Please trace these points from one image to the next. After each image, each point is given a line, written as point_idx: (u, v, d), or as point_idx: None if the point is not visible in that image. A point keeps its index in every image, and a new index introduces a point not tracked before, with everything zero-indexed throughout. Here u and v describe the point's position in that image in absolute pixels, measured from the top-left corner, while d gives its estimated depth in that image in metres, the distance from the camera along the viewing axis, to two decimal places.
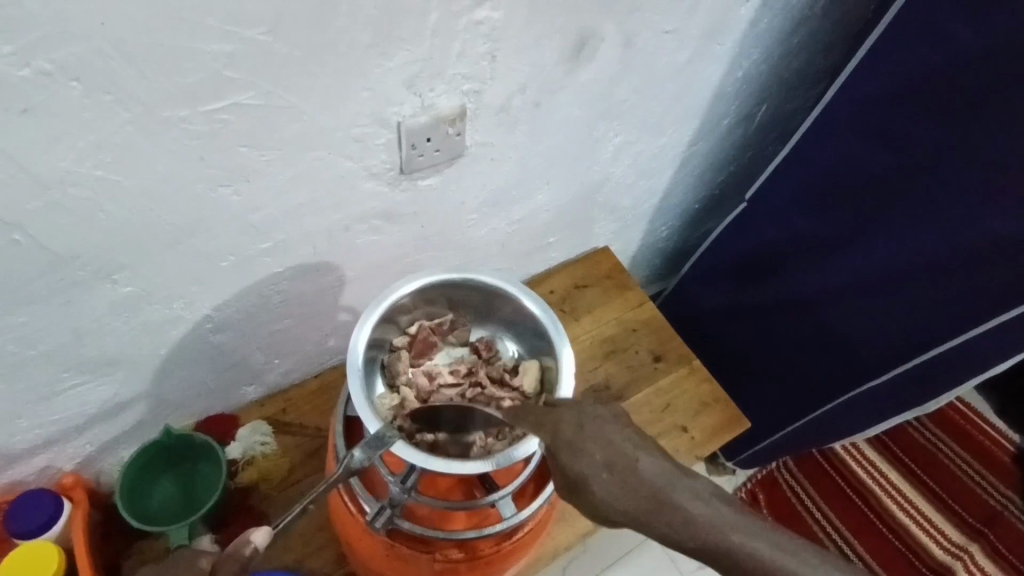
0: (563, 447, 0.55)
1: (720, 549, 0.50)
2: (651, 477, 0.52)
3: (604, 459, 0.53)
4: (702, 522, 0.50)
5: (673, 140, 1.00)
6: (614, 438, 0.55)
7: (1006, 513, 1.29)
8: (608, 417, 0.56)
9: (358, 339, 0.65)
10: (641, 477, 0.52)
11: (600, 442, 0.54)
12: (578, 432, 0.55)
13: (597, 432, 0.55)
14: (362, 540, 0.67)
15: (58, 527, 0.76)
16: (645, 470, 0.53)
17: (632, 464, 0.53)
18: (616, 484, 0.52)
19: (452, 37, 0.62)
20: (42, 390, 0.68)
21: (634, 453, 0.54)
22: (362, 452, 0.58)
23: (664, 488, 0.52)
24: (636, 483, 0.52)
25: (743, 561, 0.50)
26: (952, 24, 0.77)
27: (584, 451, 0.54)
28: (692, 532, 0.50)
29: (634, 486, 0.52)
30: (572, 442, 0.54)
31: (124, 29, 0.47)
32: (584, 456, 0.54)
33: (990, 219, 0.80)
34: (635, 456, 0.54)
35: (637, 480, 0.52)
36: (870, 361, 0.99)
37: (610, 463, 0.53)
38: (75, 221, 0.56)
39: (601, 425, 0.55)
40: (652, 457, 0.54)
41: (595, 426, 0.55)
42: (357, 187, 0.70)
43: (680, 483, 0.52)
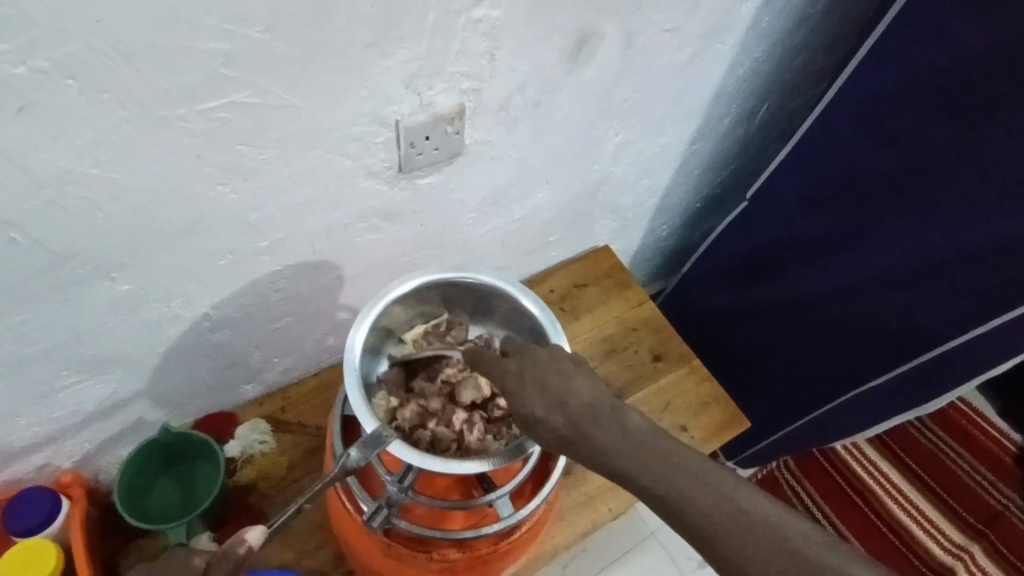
0: (539, 398, 0.55)
1: (674, 496, 0.46)
2: (600, 425, 0.51)
3: (580, 411, 0.52)
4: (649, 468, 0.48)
5: (674, 138, 1.00)
6: (566, 389, 0.54)
7: (1006, 513, 1.28)
8: (568, 369, 0.56)
9: (355, 339, 0.65)
10: (613, 430, 0.50)
11: (552, 392, 0.54)
12: (535, 386, 0.55)
13: (552, 382, 0.55)
14: (360, 539, 0.67)
15: (57, 525, 0.76)
16: (596, 414, 0.52)
17: (581, 410, 0.52)
18: (564, 429, 0.52)
19: (452, 36, 0.62)
20: (41, 388, 0.68)
21: (585, 401, 0.53)
22: (359, 451, 0.58)
23: (610, 435, 0.50)
24: (584, 430, 0.51)
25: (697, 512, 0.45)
26: (955, 23, 0.77)
27: (535, 399, 0.55)
28: (639, 476, 0.48)
29: (580, 432, 0.51)
30: (549, 395, 0.54)
31: (121, 27, 0.46)
32: (561, 408, 0.53)
33: (991, 219, 0.80)
34: (586, 403, 0.53)
35: (585, 427, 0.51)
36: (871, 361, 0.99)
37: (585, 414, 0.52)
38: (72, 220, 0.56)
39: (557, 375, 0.55)
40: (604, 404, 0.52)
41: (551, 378, 0.55)
42: (355, 185, 0.70)
43: (633, 428, 0.50)
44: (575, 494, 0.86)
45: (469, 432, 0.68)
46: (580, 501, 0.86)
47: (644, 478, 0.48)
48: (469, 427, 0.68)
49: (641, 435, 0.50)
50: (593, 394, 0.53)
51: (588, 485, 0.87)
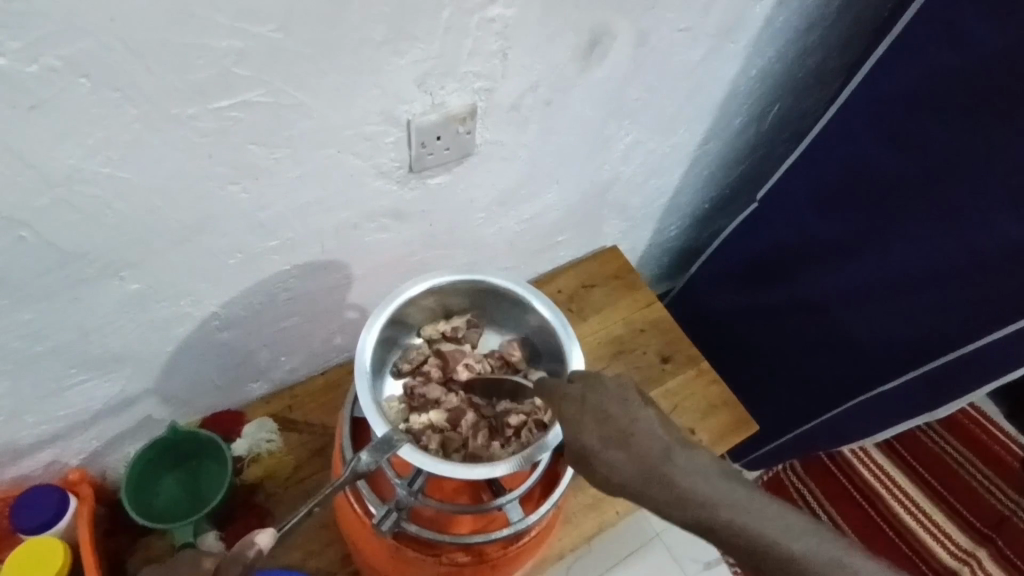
0: (599, 434, 0.55)
1: (753, 550, 0.50)
2: (673, 467, 0.53)
3: (647, 451, 0.54)
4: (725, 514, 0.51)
5: (684, 139, 0.99)
6: (633, 423, 0.55)
7: (1014, 518, 1.28)
8: (633, 404, 0.56)
9: (365, 342, 0.64)
10: (683, 472, 0.53)
11: (620, 429, 0.55)
12: (599, 420, 0.56)
13: (618, 417, 0.56)
14: (368, 541, 0.66)
15: (64, 522, 0.76)
16: (668, 457, 0.53)
17: (651, 451, 0.54)
18: (635, 471, 0.53)
19: (465, 35, 0.62)
20: (49, 385, 0.68)
21: (653, 442, 0.54)
22: (370, 455, 0.58)
23: (687, 480, 0.52)
24: (653, 472, 0.53)
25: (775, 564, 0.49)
26: (973, 25, 0.76)
27: (598, 437, 0.55)
28: (716, 523, 0.51)
29: (657, 477, 0.53)
30: (612, 430, 0.55)
31: (133, 25, 0.46)
32: (626, 446, 0.54)
33: (1006, 225, 0.79)
34: (654, 442, 0.54)
35: (659, 470, 0.53)
36: (881, 365, 0.98)
37: (654, 454, 0.53)
38: (82, 218, 0.56)
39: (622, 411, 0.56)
40: (671, 446, 0.54)
41: (616, 413, 0.56)
42: (365, 185, 0.70)
43: (705, 476, 0.52)
44: (582, 496, 0.86)
45: (474, 438, 0.68)
46: (587, 504, 0.85)
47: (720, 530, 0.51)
48: (475, 430, 0.68)
49: (715, 485, 0.52)
50: (659, 436, 0.55)
51: (595, 487, 0.86)
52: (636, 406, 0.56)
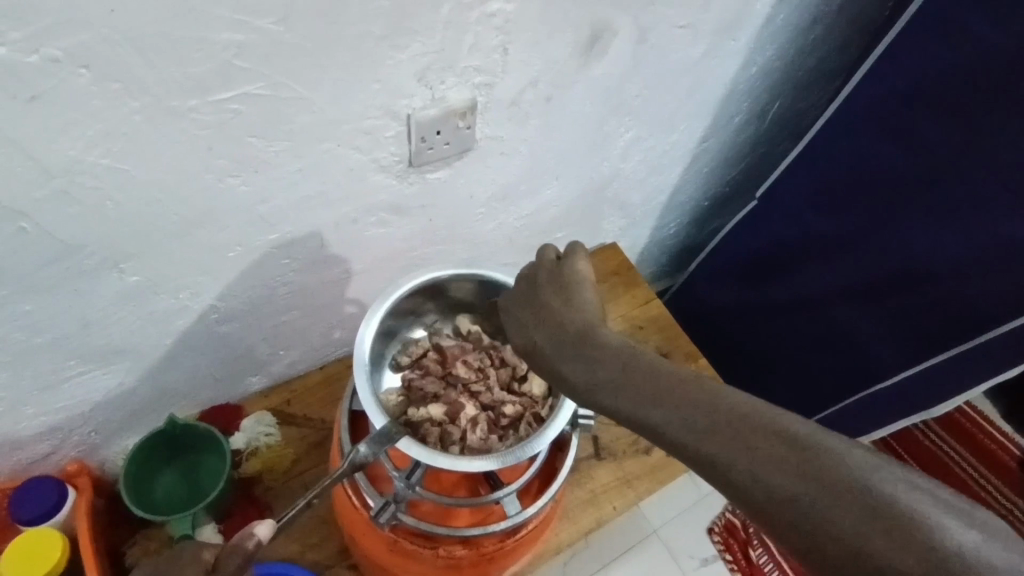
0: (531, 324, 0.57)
1: (722, 459, 0.40)
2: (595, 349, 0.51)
3: (571, 335, 0.54)
4: (682, 415, 0.43)
5: (684, 136, 0.99)
6: (551, 314, 0.56)
7: (1011, 518, 1.27)
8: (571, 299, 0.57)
9: (364, 336, 0.64)
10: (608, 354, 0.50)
11: (533, 317, 0.57)
12: (525, 316, 0.58)
13: (539, 311, 0.57)
14: (366, 534, 0.67)
15: (63, 515, 0.76)
16: (579, 340, 0.53)
17: (556, 331, 0.55)
18: (572, 369, 0.52)
19: (464, 30, 0.62)
20: (48, 377, 0.68)
21: (566, 322, 0.55)
22: (369, 447, 0.58)
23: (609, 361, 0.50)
24: (593, 376, 0.50)
25: (740, 464, 0.40)
26: (973, 23, 0.76)
27: (520, 332, 0.58)
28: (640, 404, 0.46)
29: (603, 389, 0.49)
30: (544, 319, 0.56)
31: (134, 18, 0.46)
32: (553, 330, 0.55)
33: (1004, 223, 0.79)
34: (564, 325, 0.55)
35: (563, 352, 0.53)
36: (879, 363, 0.98)
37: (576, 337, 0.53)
38: (82, 210, 0.56)
39: (536, 299, 0.59)
40: (583, 324, 0.54)
41: (534, 306, 0.58)
42: (365, 179, 0.70)
43: (620, 353, 0.50)
44: (580, 491, 0.87)
45: (471, 432, 0.67)
46: (585, 499, 0.86)
47: (680, 435, 0.43)
48: (472, 425, 0.68)
49: (669, 385, 0.45)
50: (572, 316, 0.55)
51: (593, 483, 0.87)
52: (557, 291, 0.58)
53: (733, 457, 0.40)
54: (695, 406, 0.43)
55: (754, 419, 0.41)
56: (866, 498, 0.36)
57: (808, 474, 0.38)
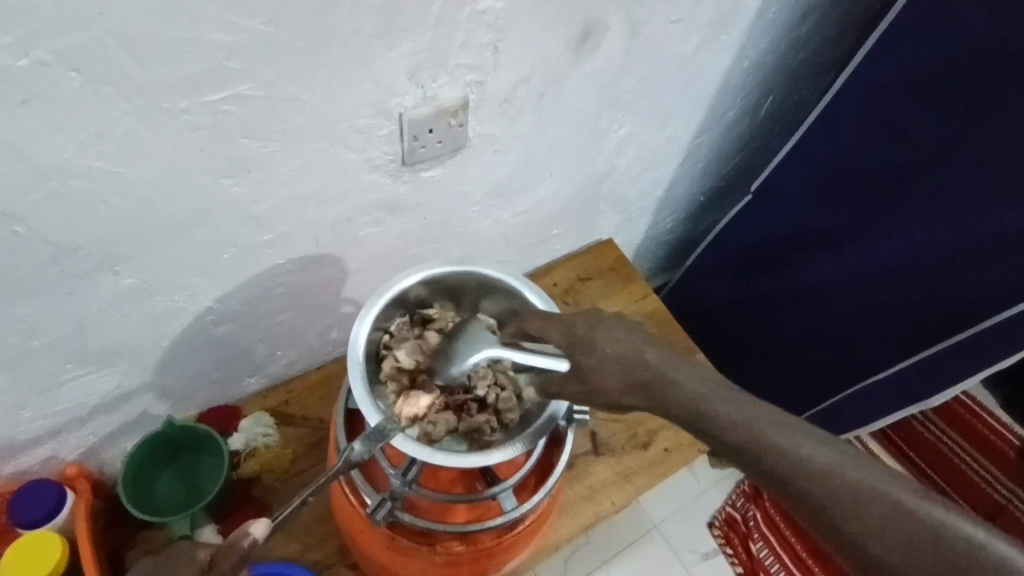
0: (591, 357, 0.59)
1: (830, 511, 0.48)
2: (677, 370, 0.57)
3: (641, 364, 0.58)
4: (833, 480, 0.49)
5: (678, 131, 0.99)
6: (608, 342, 0.59)
7: (1010, 507, 1.28)
8: (619, 330, 0.60)
9: (358, 333, 0.64)
10: (694, 381, 0.56)
11: (598, 346, 0.59)
12: (575, 342, 0.61)
13: (615, 343, 0.59)
14: (364, 531, 0.67)
15: (62, 516, 0.76)
16: (697, 379, 0.56)
17: (627, 360, 0.58)
18: (693, 407, 0.55)
19: (456, 27, 0.62)
20: (46, 380, 0.68)
21: (625, 353, 0.58)
22: (363, 444, 0.58)
23: (698, 389, 0.55)
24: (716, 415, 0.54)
25: (889, 529, 0.47)
26: (966, 14, 0.76)
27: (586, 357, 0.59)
28: (737, 433, 0.52)
29: (748, 434, 0.52)
30: (595, 348, 0.59)
31: (124, 19, 0.46)
32: (614, 360, 0.59)
33: (998, 213, 0.79)
34: (627, 356, 0.58)
35: (648, 378, 0.57)
36: (878, 354, 0.98)
37: (654, 369, 0.57)
38: (75, 213, 0.56)
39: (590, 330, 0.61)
40: (653, 355, 0.58)
41: (590, 334, 0.60)
42: (359, 178, 0.70)
43: (705, 388, 0.56)
44: (578, 487, 0.87)
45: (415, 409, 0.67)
46: (583, 495, 0.86)
47: (823, 495, 0.49)
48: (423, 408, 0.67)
49: (790, 428, 0.52)
50: (630, 344, 0.59)
51: (591, 478, 0.87)
52: (603, 327, 0.60)
53: (882, 522, 0.47)
54: (842, 472, 0.49)
55: (875, 491, 0.48)
56: (927, 538, 0.46)
57: (899, 522, 0.47)
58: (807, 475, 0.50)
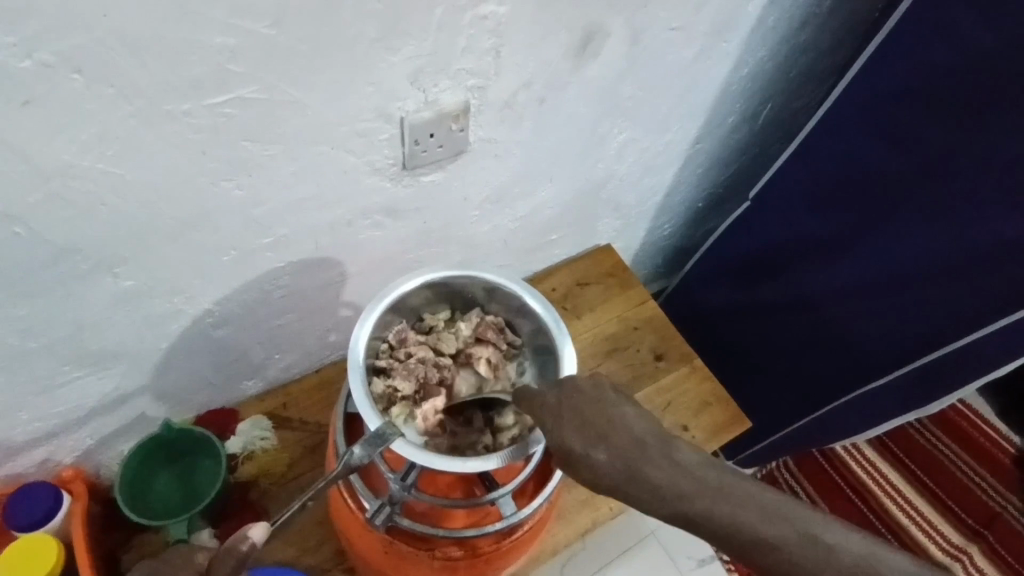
0: (582, 437, 0.55)
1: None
2: (649, 459, 0.54)
3: (625, 445, 0.54)
4: (799, 550, 0.49)
5: (677, 138, 1.00)
6: (616, 423, 0.56)
7: (1006, 514, 1.29)
8: (610, 401, 0.57)
9: (359, 336, 0.64)
10: (658, 462, 0.54)
11: (602, 432, 0.55)
12: (580, 422, 0.56)
13: (597, 418, 0.56)
14: (361, 536, 0.67)
15: (58, 519, 0.76)
16: (659, 455, 0.54)
17: (633, 445, 0.55)
18: (663, 491, 0.53)
19: (458, 32, 0.62)
20: (44, 382, 0.68)
21: (637, 435, 0.55)
22: (363, 449, 0.58)
23: (660, 472, 0.53)
24: (690, 498, 0.52)
25: None
26: (963, 23, 0.77)
27: (583, 437, 0.55)
28: (691, 513, 0.52)
29: (716, 516, 0.51)
30: (592, 432, 0.55)
31: (127, 22, 0.46)
32: (605, 443, 0.55)
33: (996, 221, 0.80)
34: (636, 439, 0.55)
35: (638, 462, 0.54)
36: (875, 362, 0.99)
37: (630, 449, 0.54)
38: (75, 215, 0.56)
39: (600, 408, 0.57)
40: (652, 438, 0.55)
41: (598, 413, 0.56)
42: (360, 182, 0.70)
43: (669, 468, 0.53)
44: (576, 493, 0.86)
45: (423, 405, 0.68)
46: (580, 500, 0.86)
47: (793, 570, 0.49)
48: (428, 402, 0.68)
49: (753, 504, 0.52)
50: (642, 429, 0.55)
51: (588, 484, 0.87)
52: (619, 403, 0.57)
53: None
54: (798, 536, 0.50)
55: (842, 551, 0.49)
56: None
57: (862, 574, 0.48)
58: (769, 548, 0.50)
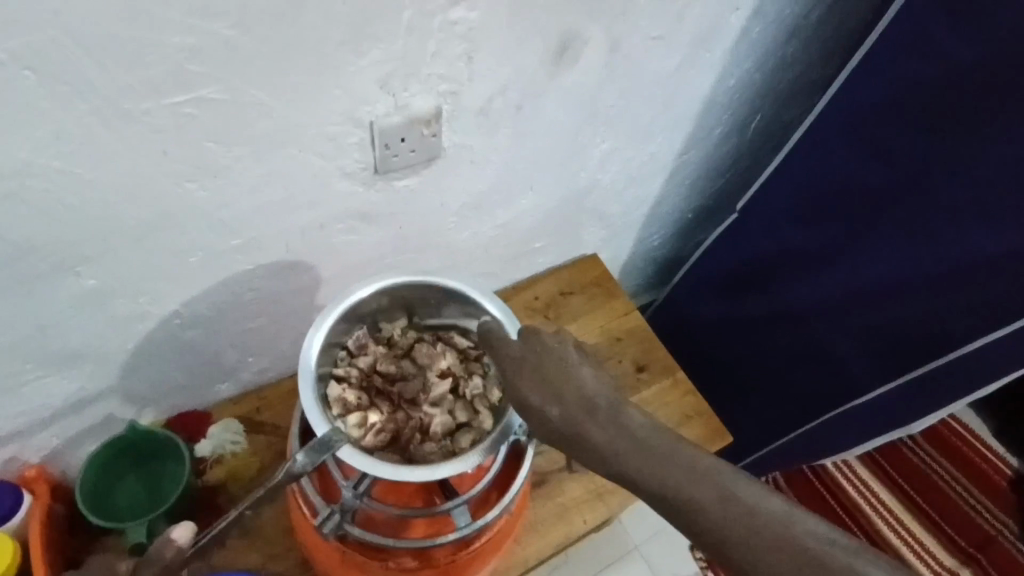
0: (535, 388, 0.57)
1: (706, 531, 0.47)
2: (599, 419, 0.54)
3: (574, 402, 0.55)
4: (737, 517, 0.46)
5: (661, 148, 0.99)
6: (566, 379, 0.57)
7: (1000, 537, 1.26)
8: (568, 362, 0.58)
9: (311, 344, 0.63)
10: (604, 421, 0.54)
11: (555, 384, 0.57)
12: (535, 375, 0.58)
13: (553, 372, 0.57)
14: (318, 545, 0.65)
15: (19, 518, 0.76)
16: (605, 414, 0.54)
17: (582, 404, 0.55)
18: (606, 450, 0.52)
19: (428, 37, 0.62)
20: (6, 381, 0.68)
21: (587, 396, 0.55)
22: (306, 457, 0.57)
23: (604, 429, 0.53)
24: (625, 453, 0.51)
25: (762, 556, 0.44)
26: (946, 35, 0.75)
27: (536, 389, 0.57)
28: (622, 465, 0.51)
29: (629, 456, 0.51)
30: (545, 385, 0.57)
31: (79, 20, 0.46)
32: (556, 399, 0.56)
33: (981, 236, 0.78)
34: (586, 399, 0.55)
35: (584, 421, 0.54)
36: (861, 378, 0.97)
37: (580, 406, 0.55)
38: (34, 213, 0.55)
39: (558, 365, 0.58)
40: (603, 400, 0.55)
41: (552, 369, 0.57)
42: (331, 186, 0.70)
43: (608, 427, 0.53)
44: (549, 504, 0.85)
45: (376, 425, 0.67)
46: (555, 513, 0.85)
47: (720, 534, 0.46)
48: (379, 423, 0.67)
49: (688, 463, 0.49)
50: (594, 390, 0.55)
51: (563, 496, 0.86)
52: (570, 365, 0.57)
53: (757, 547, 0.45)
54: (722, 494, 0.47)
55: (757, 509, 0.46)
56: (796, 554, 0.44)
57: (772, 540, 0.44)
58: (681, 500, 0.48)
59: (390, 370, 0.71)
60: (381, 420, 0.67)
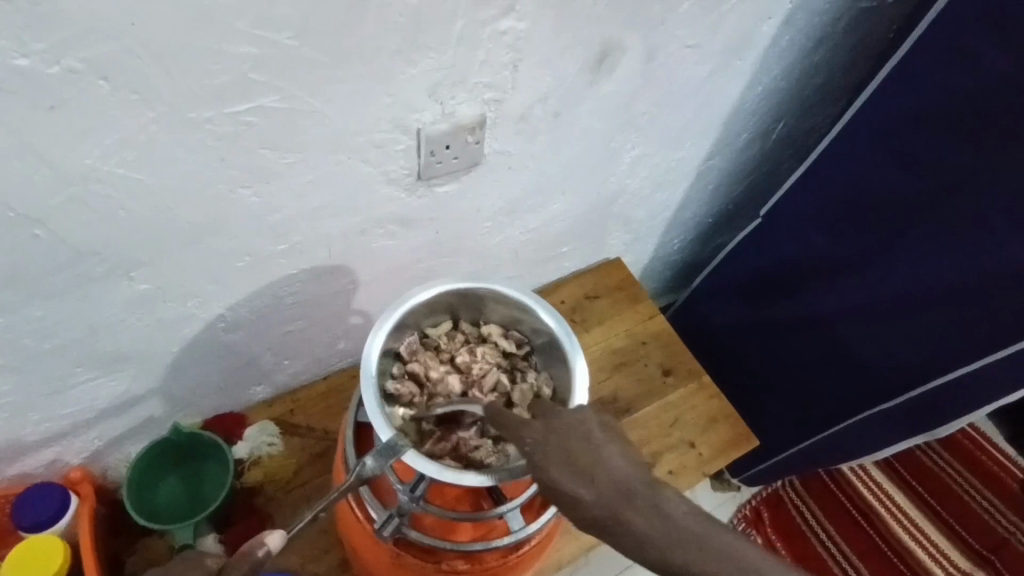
0: (566, 472, 0.53)
1: None
2: (638, 507, 0.51)
3: (610, 490, 0.52)
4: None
5: (689, 154, 1.00)
6: (599, 465, 0.53)
7: (1014, 540, 1.26)
8: (596, 442, 0.54)
9: (371, 348, 0.64)
10: (646, 511, 0.51)
11: (590, 468, 0.52)
12: (563, 459, 0.54)
13: (582, 453, 0.54)
14: (369, 547, 0.67)
15: (65, 521, 0.76)
16: (647, 505, 0.51)
17: (619, 490, 0.51)
18: (651, 540, 0.50)
19: (477, 46, 0.62)
20: (55, 383, 0.68)
21: (623, 481, 0.52)
22: (375, 461, 0.58)
23: (649, 520, 0.50)
24: (674, 550, 0.49)
25: None
26: (979, 46, 0.76)
27: (570, 475, 0.53)
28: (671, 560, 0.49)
29: (671, 552, 0.49)
30: (578, 470, 0.53)
31: (153, 31, 0.47)
32: (591, 484, 0.52)
33: (1011, 246, 0.79)
34: (621, 483, 0.52)
35: (624, 509, 0.51)
36: (885, 384, 0.98)
37: (617, 494, 0.51)
38: (95, 219, 0.56)
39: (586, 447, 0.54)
40: (639, 484, 0.52)
41: (581, 450, 0.54)
42: (375, 191, 0.70)
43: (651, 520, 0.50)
44: None
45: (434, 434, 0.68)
46: None
47: None
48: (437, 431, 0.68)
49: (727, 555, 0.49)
50: (628, 475, 0.52)
51: None
52: (600, 447, 0.54)
53: None
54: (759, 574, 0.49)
55: None
56: None
57: None
58: None
59: (440, 378, 0.73)
60: (437, 425, 0.69)
